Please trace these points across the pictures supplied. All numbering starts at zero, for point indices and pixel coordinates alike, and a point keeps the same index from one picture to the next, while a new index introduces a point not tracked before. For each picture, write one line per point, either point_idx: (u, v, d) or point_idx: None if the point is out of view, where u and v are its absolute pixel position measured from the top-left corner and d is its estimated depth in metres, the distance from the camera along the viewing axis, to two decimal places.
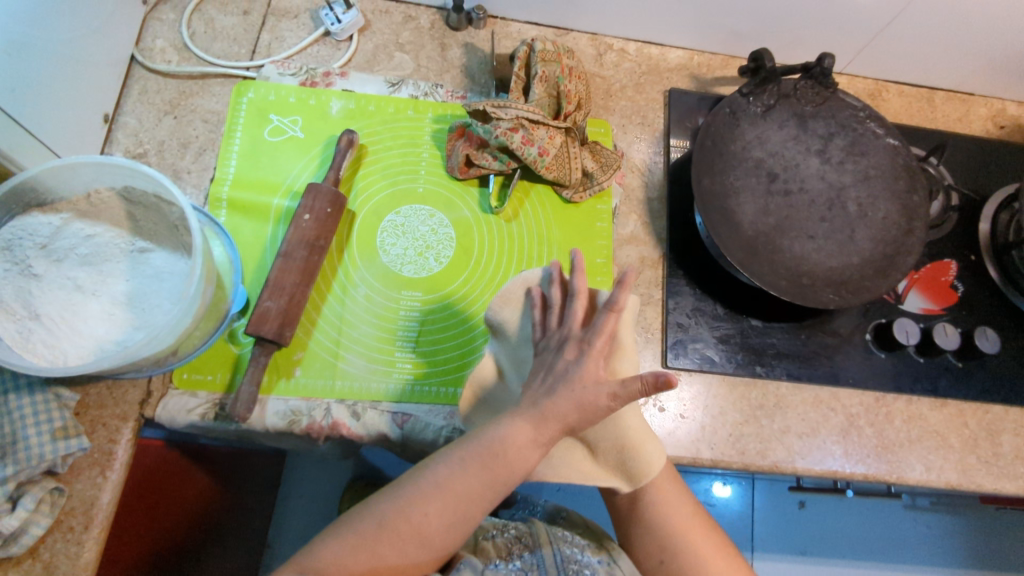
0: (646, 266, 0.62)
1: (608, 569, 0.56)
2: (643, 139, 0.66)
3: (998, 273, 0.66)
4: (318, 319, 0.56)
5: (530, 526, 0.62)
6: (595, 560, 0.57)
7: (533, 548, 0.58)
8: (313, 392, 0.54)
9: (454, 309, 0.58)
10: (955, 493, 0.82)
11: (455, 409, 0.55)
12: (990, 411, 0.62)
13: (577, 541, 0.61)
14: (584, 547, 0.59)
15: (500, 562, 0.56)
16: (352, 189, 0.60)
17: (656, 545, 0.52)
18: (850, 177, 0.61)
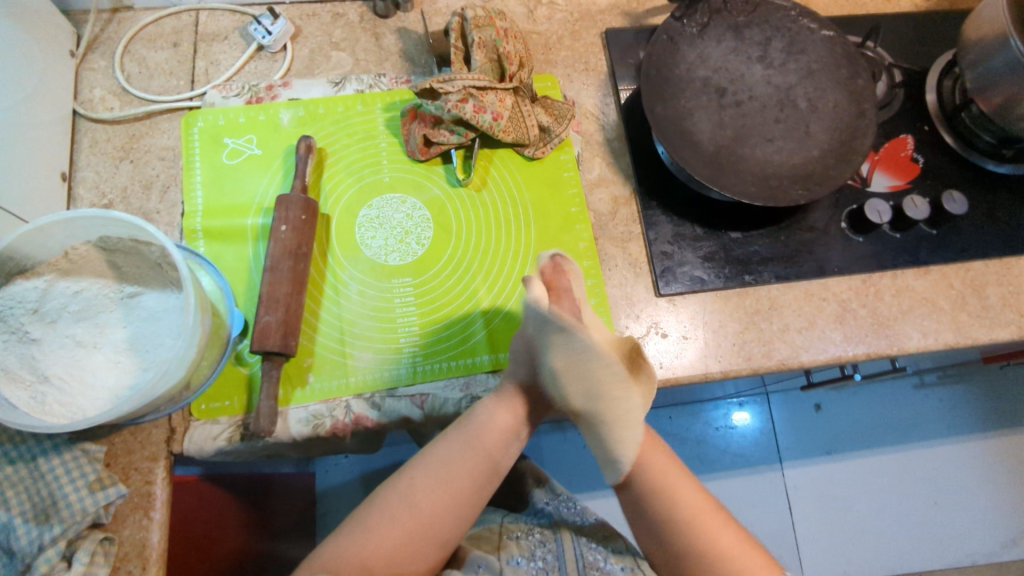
0: (620, 204, 0.64)
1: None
2: (590, 84, 0.68)
3: (953, 138, 0.69)
4: (318, 324, 0.57)
5: (554, 531, 0.71)
6: (616, 569, 0.68)
7: (556, 551, 0.68)
8: (330, 394, 0.55)
9: (445, 286, 0.59)
10: (956, 355, 0.85)
11: (470, 378, 0.57)
12: (972, 269, 0.65)
13: (599, 546, 0.70)
14: (607, 554, 0.69)
15: (522, 559, 0.67)
16: (321, 193, 0.61)
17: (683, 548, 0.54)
18: (795, 76, 0.63)
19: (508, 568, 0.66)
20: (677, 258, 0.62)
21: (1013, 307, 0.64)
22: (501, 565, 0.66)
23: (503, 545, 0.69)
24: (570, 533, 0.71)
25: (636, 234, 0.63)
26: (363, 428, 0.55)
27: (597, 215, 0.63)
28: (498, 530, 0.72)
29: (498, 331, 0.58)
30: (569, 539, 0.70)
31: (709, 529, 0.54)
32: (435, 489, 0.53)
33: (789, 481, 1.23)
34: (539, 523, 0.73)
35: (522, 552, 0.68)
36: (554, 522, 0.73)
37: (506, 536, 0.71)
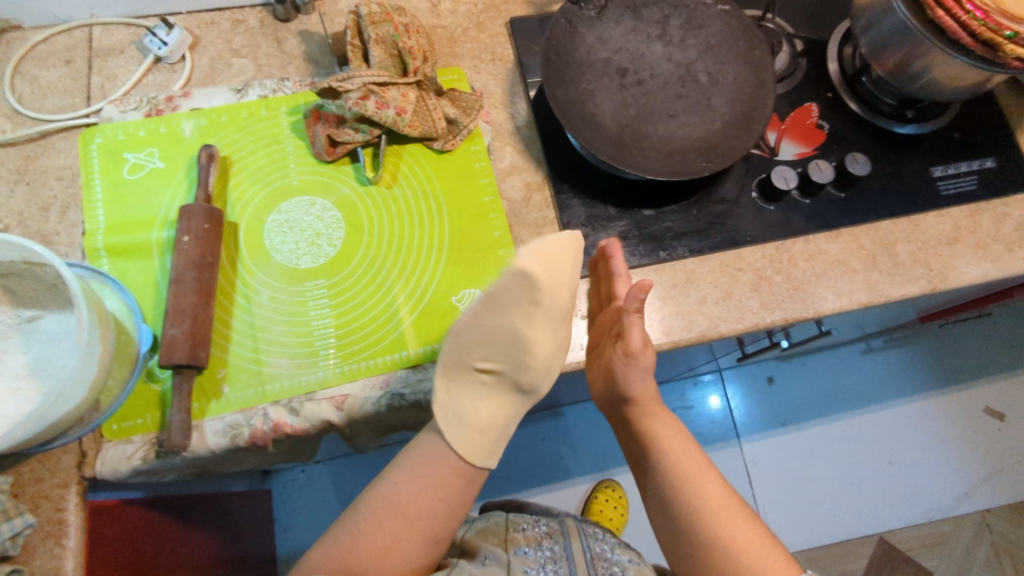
0: (533, 190, 0.64)
1: (636, 567, 0.68)
2: (498, 74, 0.68)
3: (859, 106, 0.70)
4: (231, 333, 0.56)
5: (560, 525, 0.74)
6: (623, 559, 0.69)
7: (562, 541, 0.70)
8: (246, 403, 0.55)
9: (359, 285, 0.59)
10: (887, 312, 0.88)
11: (389, 374, 0.57)
12: (881, 228, 0.67)
13: (606, 539, 0.73)
14: (612, 546, 0.71)
15: (529, 549, 0.69)
16: (228, 202, 0.60)
17: (683, 537, 0.57)
18: (694, 52, 0.63)
19: (515, 558, 0.66)
20: (592, 239, 0.62)
21: (922, 262, 0.66)
22: (510, 558, 0.66)
23: (509, 538, 0.71)
24: (574, 526, 0.74)
25: (551, 219, 0.63)
26: (283, 435, 0.55)
27: (511, 203, 0.63)
28: (504, 524, 0.74)
29: (416, 326, 0.58)
30: (573, 529, 0.73)
31: (722, 520, 0.56)
32: (422, 488, 0.56)
33: (748, 456, 1.25)
34: (542, 517, 0.77)
35: (529, 541, 0.70)
36: (560, 518, 0.75)
37: (512, 528, 0.73)
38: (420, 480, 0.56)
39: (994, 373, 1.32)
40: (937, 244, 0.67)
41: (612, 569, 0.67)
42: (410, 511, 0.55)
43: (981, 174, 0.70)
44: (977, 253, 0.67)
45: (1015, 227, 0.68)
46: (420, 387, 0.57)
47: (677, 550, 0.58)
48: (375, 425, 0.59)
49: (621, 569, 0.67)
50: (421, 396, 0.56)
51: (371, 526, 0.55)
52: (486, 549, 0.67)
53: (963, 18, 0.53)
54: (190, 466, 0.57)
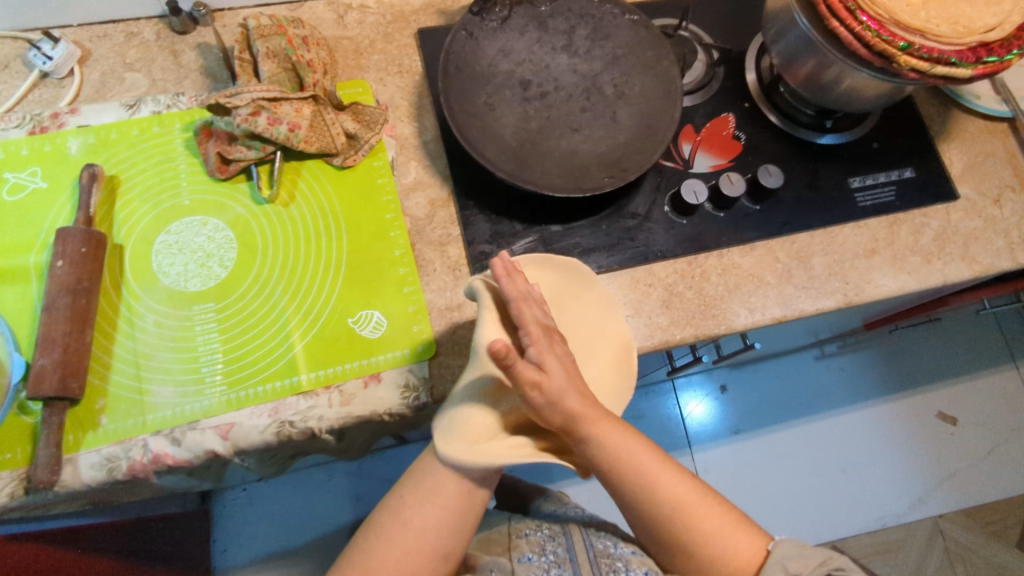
0: (438, 207, 0.62)
1: (641, 559, 0.62)
2: (405, 86, 0.66)
3: (778, 117, 0.69)
4: (111, 361, 0.54)
5: (562, 525, 0.68)
6: (627, 553, 0.63)
7: (565, 543, 0.65)
8: (125, 434, 0.53)
9: (251, 309, 0.57)
10: (825, 321, 0.87)
11: (278, 402, 0.55)
12: (796, 241, 0.65)
13: (611, 535, 0.67)
14: (616, 540, 0.65)
15: (533, 555, 0.64)
16: (114, 223, 0.58)
17: (668, 539, 0.54)
18: (599, 63, 0.62)
19: (519, 568, 0.62)
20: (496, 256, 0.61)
21: (838, 275, 0.64)
22: (513, 570, 0.62)
23: (513, 546, 0.65)
24: (577, 525, 0.68)
25: (455, 236, 0.61)
26: (164, 467, 0.53)
27: (414, 220, 0.61)
28: (507, 530, 0.68)
29: (308, 350, 0.56)
30: (576, 530, 0.67)
31: (692, 523, 0.54)
32: (427, 518, 0.54)
33: (700, 465, 1.24)
34: (547, 519, 0.70)
35: (532, 547, 0.65)
36: (562, 519, 0.69)
37: (514, 535, 0.67)
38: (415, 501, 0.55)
39: (946, 378, 1.32)
40: (854, 256, 0.65)
41: (616, 567, 0.61)
42: (399, 535, 0.54)
43: (899, 185, 0.69)
44: (894, 266, 0.65)
45: (934, 238, 0.67)
46: (311, 415, 0.54)
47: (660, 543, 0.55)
48: (267, 454, 0.57)
49: (624, 565, 0.61)
50: (312, 424, 0.54)
51: (365, 548, 0.54)
52: (491, 562, 0.64)
53: (857, 29, 0.51)
54: (73, 499, 0.55)
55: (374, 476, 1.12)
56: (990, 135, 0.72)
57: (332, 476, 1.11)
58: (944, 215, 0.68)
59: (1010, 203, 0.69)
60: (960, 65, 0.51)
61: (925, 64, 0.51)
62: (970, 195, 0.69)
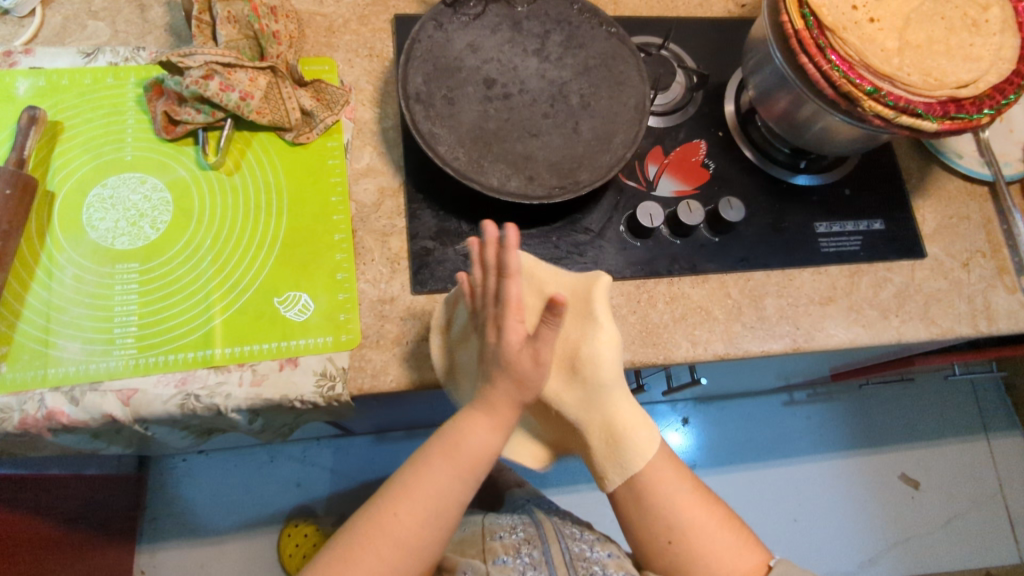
0: (386, 196, 0.60)
1: (618, 563, 0.57)
2: (373, 70, 0.64)
3: (752, 151, 0.67)
4: (22, 309, 0.53)
5: (538, 527, 0.62)
6: (603, 556, 0.58)
7: (541, 546, 0.58)
8: (23, 386, 0.51)
9: (175, 274, 0.55)
10: (789, 366, 0.84)
11: (187, 373, 0.53)
12: (752, 278, 0.63)
13: (586, 539, 0.62)
14: (593, 544, 0.60)
15: (507, 557, 0.57)
16: (49, 170, 0.56)
17: (663, 529, 0.55)
18: (569, 72, 0.60)
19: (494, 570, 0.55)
20: (438, 254, 0.59)
21: (789, 319, 0.62)
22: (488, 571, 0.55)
23: (486, 548, 0.59)
24: (552, 528, 0.62)
25: (399, 228, 0.59)
26: (57, 425, 0.51)
27: (359, 206, 0.60)
28: (480, 533, 0.63)
29: (227, 325, 0.54)
30: (551, 532, 0.61)
31: (684, 513, 0.55)
32: (422, 520, 0.49)
33: None
34: (521, 521, 0.65)
35: (507, 549, 0.58)
36: (536, 519, 0.64)
37: (489, 536, 0.61)
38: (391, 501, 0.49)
39: (913, 440, 1.29)
40: (809, 302, 0.63)
41: (593, 570, 0.55)
42: (394, 527, 0.48)
43: (867, 236, 0.67)
44: (850, 316, 0.63)
45: (894, 293, 0.65)
46: (219, 391, 0.52)
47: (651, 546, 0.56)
48: (172, 426, 0.55)
49: (601, 568, 0.56)
50: (217, 401, 0.52)
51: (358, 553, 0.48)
52: (464, 563, 0.57)
53: (824, 67, 0.50)
54: None
55: (317, 464, 1.09)
56: (968, 197, 0.70)
57: (274, 458, 1.08)
58: (908, 272, 0.66)
59: (979, 268, 0.66)
60: (926, 117, 0.49)
61: (890, 111, 0.49)
62: (938, 255, 0.67)
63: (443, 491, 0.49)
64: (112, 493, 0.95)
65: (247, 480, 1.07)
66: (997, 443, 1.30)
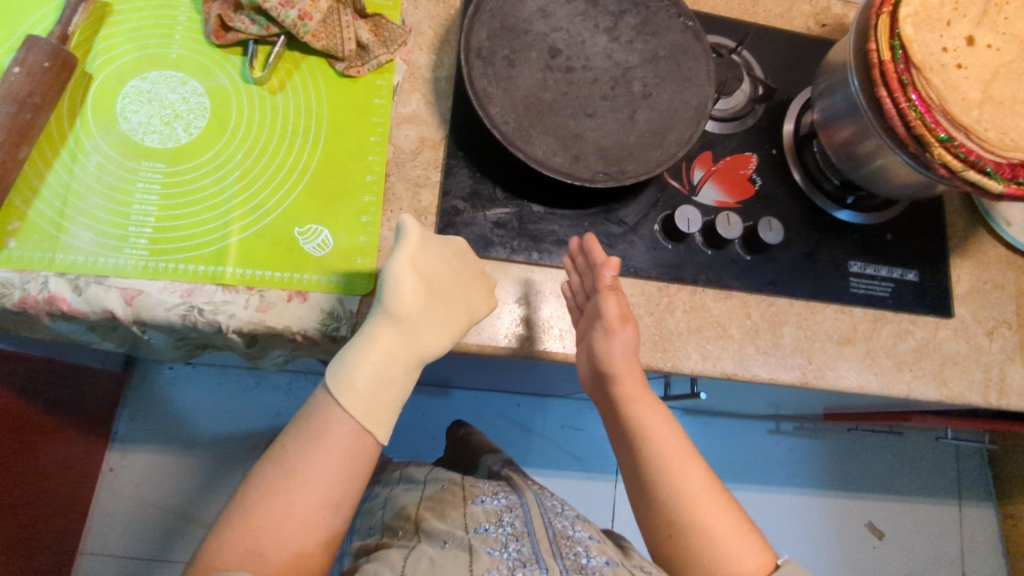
0: (426, 146, 0.59)
1: (599, 545, 0.58)
2: (436, 14, 0.62)
3: (801, 176, 0.66)
4: (40, 188, 0.51)
5: (519, 497, 0.64)
6: (586, 538, 0.58)
7: (524, 517, 0.59)
8: (27, 265, 0.49)
9: (199, 183, 0.54)
10: (793, 398, 0.83)
11: (195, 286, 0.51)
12: (775, 304, 0.62)
13: (567, 515, 0.63)
14: (574, 522, 0.61)
15: (488, 525, 0.57)
16: (90, 52, 0.55)
17: (664, 520, 0.54)
18: (637, 57, 0.58)
19: (476, 538, 0.55)
20: (466, 217, 0.57)
21: (803, 352, 0.61)
22: (470, 539, 0.54)
23: (466, 513, 0.59)
24: (535, 500, 0.64)
25: (432, 182, 0.58)
26: (55, 311, 0.49)
27: (397, 151, 0.58)
28: (460, 495, 0.63)
29: (243, 246, 0.53)
30: (533, 502, 0.63)
31: (699, 512, 0.53)
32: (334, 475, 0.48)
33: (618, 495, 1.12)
34: (500, 488, 0.66)
35: (488, 517, 0.59)
36: (518, 491, 0.65)
37: (468, 498, 0.62)
38: (302, 444, 0.49)
39: (888, 492, 1.29)
40: (827, 339, 0.62)
41: (579, 553, 0.55)
42: (308, 475, 0.48)
43: (898, 284, 0.65)
44: (864, 361, 0.62)
45: (913, 347, 0.64)
46: (222, 309, 0.51)
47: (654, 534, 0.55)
48: (172, 335, 0.54)
49: (584, 550, 0.56)
50: (220, 319, 0.51)
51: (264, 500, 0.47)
52: (445, 531, 0.56)
53: (902, 104, 0.48)
54: None
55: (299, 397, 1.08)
56: (1007, 266, 0.68)
57: (259, 383, 1.08)
58: (931, 328, 0.65)
59: (1002, 339, 0.65)
60: (993, 177, 0.47)
61: (958, 163, 0.47)
62: (965, 317, 0.66)
63: (351, 436, 0.50)
64: (88, 385, 0.94)
65: (228, 399, 1.07)
66: (968, 510, 1.31)
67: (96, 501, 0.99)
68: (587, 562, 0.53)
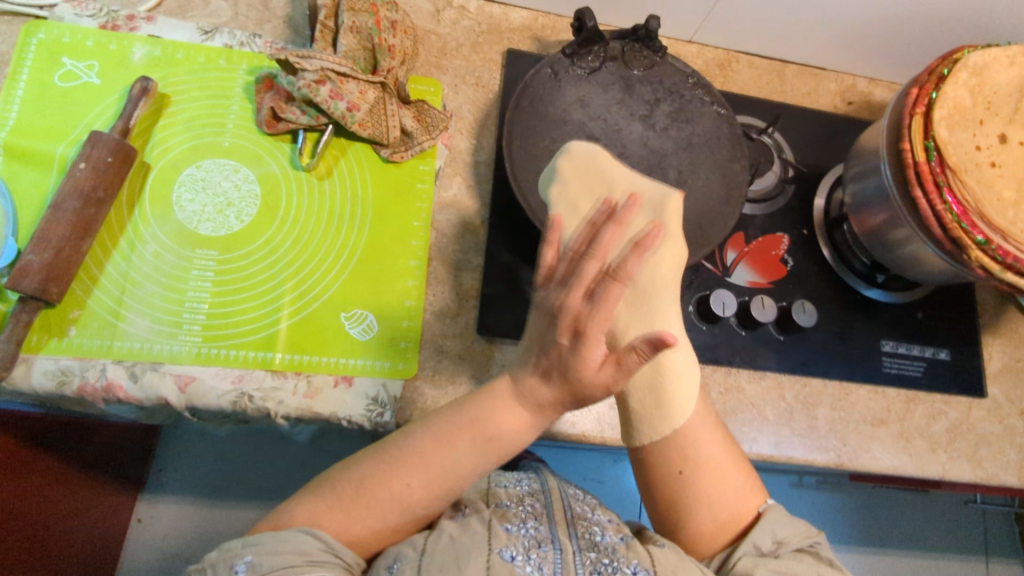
0: (466, 230, 0.60)
1: (617, 526, 0.52)
2: (476, 99, 0.64)
3: (831, 253, 0.67)
4: (99, 277, 0.53)
5: (542, 484, 0.57)
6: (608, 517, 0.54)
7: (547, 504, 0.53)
8: (86, 352, 0.51)
9: (250, 269, 0.56)
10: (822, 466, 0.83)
11: (245, 371, 0.53)
12: (808, 384, 0.63)
13: (588, 501, 0.56)
14: (595, 508, 0.54)
15: (509, 503, 0.51)
16: (149, 142, 0.57)
17: (679, 455, 0.49)
18: (672, 145, 0.60)
19: (495, 513, 0.49)
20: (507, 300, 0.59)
21: (837, 433, 0.62)
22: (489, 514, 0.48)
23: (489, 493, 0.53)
24: (558, 486, 0.57)
25: (473, 265, 0.60)
26: (112, 398, 0.51)
27: (439, 235, 0.60)
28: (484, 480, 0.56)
29: (291, 331, 0.55)
30: (556, 490, 0.56)
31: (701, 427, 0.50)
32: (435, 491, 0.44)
33: None
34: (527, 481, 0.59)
35: (510, 496, 0.53)
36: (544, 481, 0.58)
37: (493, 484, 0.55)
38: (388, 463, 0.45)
39: (914, 548, 1.28)
40: (860, 420, 0.63)
41: (593, 531, 0.50)
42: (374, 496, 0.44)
43: (930, 364, 0.66)
44: (898, 443, 0.62)
45: (946, 428, 0.64)
46: (272, 396, 0.53)
47: (659, 475, 0.50)
48: (221, 417, 0.55)
49: (601, 529, 0.50)
50: (269, 405, 0.52)
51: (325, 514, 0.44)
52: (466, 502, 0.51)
53: (940, 206, 0.48)
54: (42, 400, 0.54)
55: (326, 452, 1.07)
56: None
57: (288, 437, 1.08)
58: (964, 409, 0.65)
59: None
60: None
61: (996, 265, 0.48)
62: (998, 396, 0.66)
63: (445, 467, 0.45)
64: (118, 439, 0.95)
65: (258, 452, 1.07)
66: (996, 568, 1.29)
67: (127, 550, 1.00)
68: (601, 539, 0.48)
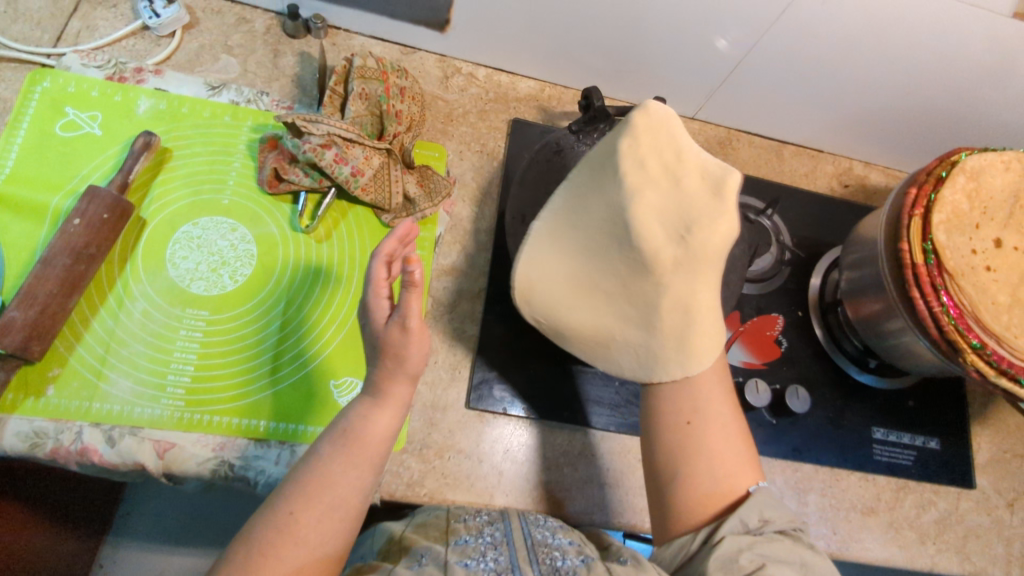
0: (463, 299, 0.60)
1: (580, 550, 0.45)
2: (479, 167, 0.65)
3: (824, 334, 0.67)
4: (84, 334, 0.52)
5: (502, 512, 0.50)
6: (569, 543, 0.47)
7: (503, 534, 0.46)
8: (64, 413, 0.49)
9: (240, 331, 0.54)
10: None
11: (228, 439, 0.51)
12: (799, 470, 0.62)
13: (551, 523, 0.49)
14: (556, 529, 0.48)
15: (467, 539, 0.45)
16: (146, 197, 0.56)
17: (687, 405, 0.48)
18: None
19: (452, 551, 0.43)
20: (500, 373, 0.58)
21: (828, 522, 0.61)
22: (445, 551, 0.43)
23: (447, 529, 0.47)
24: (520, 512, 0.50)
25: (468, 335, 0.59)
26: (86, 463, 0.49)
27: (435, 303, 0.59)
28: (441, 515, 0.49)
29: (279, 397, 0.53)
30: (517, 517, 0.49)
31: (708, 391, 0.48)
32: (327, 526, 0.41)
33: None
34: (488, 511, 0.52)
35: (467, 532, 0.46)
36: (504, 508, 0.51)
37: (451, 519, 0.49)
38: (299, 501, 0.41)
39: None
40: (851, 509, 0.62)
41: (554, 557, 0.44)
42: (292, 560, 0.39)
43: (920, 452, 0.66)
44: (888, 534, 0.62)
45: (936, 519, 0.63)
46: (254, 466, 0.51)
47: (664, 421, 0.48)
48: (199, 485, 0.53)
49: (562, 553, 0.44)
50: (251, 476, 0.51)
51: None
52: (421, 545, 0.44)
53: (936, 308, 0.49)
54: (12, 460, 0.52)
55: None
56: None
57: None
58: (953, 500, 0.65)
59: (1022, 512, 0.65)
60: None
61: (991, 370, 0.48)
62: (986, 488, 0.66)
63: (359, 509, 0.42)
64: None
65: None
66: None
67: None
68: (562, 564, 0.43)
